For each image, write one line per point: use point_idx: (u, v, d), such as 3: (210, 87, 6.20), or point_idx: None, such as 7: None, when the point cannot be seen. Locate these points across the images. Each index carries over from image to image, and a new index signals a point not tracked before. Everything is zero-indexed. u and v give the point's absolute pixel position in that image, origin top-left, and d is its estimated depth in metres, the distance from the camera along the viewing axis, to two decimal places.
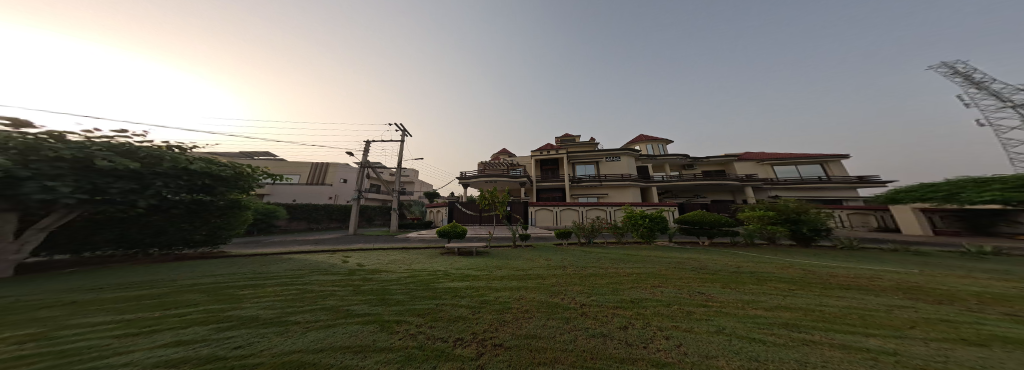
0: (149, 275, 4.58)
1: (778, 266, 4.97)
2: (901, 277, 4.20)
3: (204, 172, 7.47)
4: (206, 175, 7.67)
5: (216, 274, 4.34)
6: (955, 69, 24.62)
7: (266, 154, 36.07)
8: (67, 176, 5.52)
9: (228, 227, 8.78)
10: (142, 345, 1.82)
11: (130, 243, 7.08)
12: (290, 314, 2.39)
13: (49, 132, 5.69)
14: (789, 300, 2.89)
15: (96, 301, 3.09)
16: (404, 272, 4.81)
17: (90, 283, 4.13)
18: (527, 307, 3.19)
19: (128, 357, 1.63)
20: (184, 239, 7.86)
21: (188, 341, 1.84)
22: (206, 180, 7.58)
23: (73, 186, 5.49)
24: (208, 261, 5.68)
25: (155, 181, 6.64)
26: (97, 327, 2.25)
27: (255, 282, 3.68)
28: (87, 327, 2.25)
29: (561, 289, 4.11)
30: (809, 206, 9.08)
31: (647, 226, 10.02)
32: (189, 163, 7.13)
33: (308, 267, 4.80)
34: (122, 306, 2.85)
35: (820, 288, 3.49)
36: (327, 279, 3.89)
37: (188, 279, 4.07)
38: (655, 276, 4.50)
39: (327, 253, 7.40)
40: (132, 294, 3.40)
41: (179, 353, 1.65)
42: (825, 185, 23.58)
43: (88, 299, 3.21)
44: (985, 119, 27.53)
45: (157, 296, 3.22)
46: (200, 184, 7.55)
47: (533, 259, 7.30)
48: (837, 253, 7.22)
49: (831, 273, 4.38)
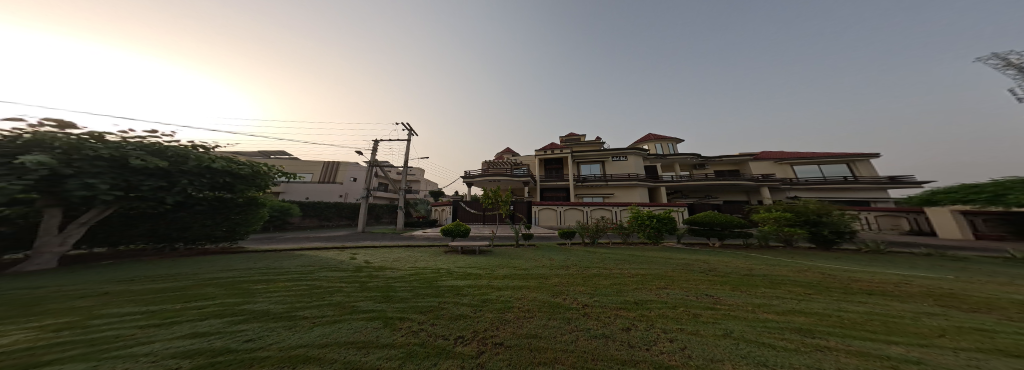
0: (174, 268, 4.85)
1: (793, 268, 4.75)
2: (932, 283, 3.89)
3: (225, 171, 7.82)
4: (226, 173, 8.00)
5: (232, 269, 4.55)
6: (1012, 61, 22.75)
7: (281, 153, 37.47)
8: (105, 174, 5.95)
9: (246, 224, 9.08)
10: (162, 336, 1.93)
11: (159, 238, 7.54)
12: (300, 309, 2.46)
13: (89, 133, 6.14)
14: (803, 305, 2.74)
15: (125, 293, 3.31)
16: (409, 270, 4.88)
17: (121, 275, 4.42)
18: (529, 306, 3.18)
19: (149, 347, 1.73)
20: (206, 235, 8.24)
21: (202, 334, 1.92)
22: (226, 178, 7.93)
23: (109, 183, 5.90)
24: (227, 256, 5.96)
25: (181, 179, 7.02)
26: (125, 317, 2.41)
27: (267, 277, 3.81)
28: (115, 317, 2.42)
29: (563, 289, 4.08)
30: (831, 208, 8.58)
31: (653, 226, 9.76)
32: (211, 162, 7.46)
33: (316, 263, 4.92)
34: (148, 298, 3.04)
35: (840, 292, 3.28)
36: (334, 276, 3.95)
37: (207, 273, 4.30)
38: (661, 278, 4.39)
39: (336, 250, 7.58)
40: (157, 286, 3.62)
41: (193, 345, 1.74)
42: (852, 186, 22.30)
43: (117, 291, 3.43)
44: None
45: (179, 289, 3.41)
46: (222, 182, 7.92)
47: (535, 258, 7.27)
48: (860, 257, 6.83)
49: (854, 278, 4.10)
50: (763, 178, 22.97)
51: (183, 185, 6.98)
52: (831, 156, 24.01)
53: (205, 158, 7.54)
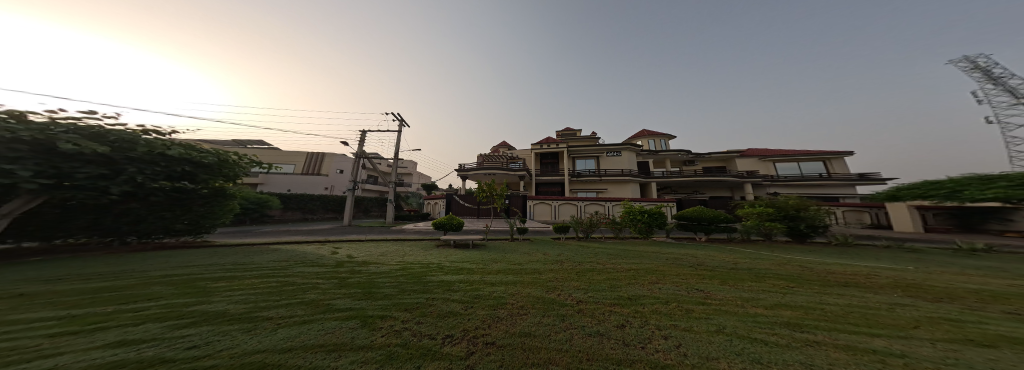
0: (127, 263, 4.36)
1: (776, 262, 4.89)
2: (904, 272, 4.07)
3: (183, 158, 7.04)
4: (186, 161, 7.24)
5: (193, 262, 4.12)
6: (973, 64, 25.28)
7: (259, 143, 35.37)
8: (27, 159, 5.23)
9: (212, 217, 8.41)
10: (78, 345, 1.41)
11: (105, 231, 6.81)
12: (267, 306, 2.16)
13: (9, 111, 5.36)
14: (789, 298, 2.66)
15: (48, 291, 2.87)
16: (396, 265, 4.64)
17: (54, 273, 3.87)
18: (522, 303, 3.08)
19: (54, 359, 1.30)
20: (164, 228, 7.56)
21: (130, 342, 1.47)
22: (185, 167, 7.15)
23: (33, 170, 5.20)
24: (188, 250, 5.44)
25: (128, 167, 6.24)
26: (38, 316, 2.05)
27: (231, 271, 3.39)
28: (25, 317, 2.05)
29: (557, 284, 4.01)
30: (810, 203, 8.98)
31: (645, 221, 9.97)
32: (165, 148, 6.69)
33: (293, 258, 4.57)
34: (79, 292, 2.65)
35: (819, 285, 3.18)
36: (311, 271, 3.61)
37: (160, 266, 3.85)
38: (652, 272, 4.40)
39: (315, 244, 7.17)
40: (96, 280, 3.21)
41: (116, 355, 1.36)
42: (824, 182, 23.69)
43: (40, 290, 2.98)
44: (992, 117, 27.45)
45: (121, 280, 3.01)
46: (180, 172, 7.16)
47: (529, 253, 7.20)
48: (833, 250, 7.25)
49: (829, 270, 4.09)
50: (746, 175, 23.95)
51: (131, 174, 6.24)
52: (808, 154, 25.31)
53: (159, 144, 6.72)
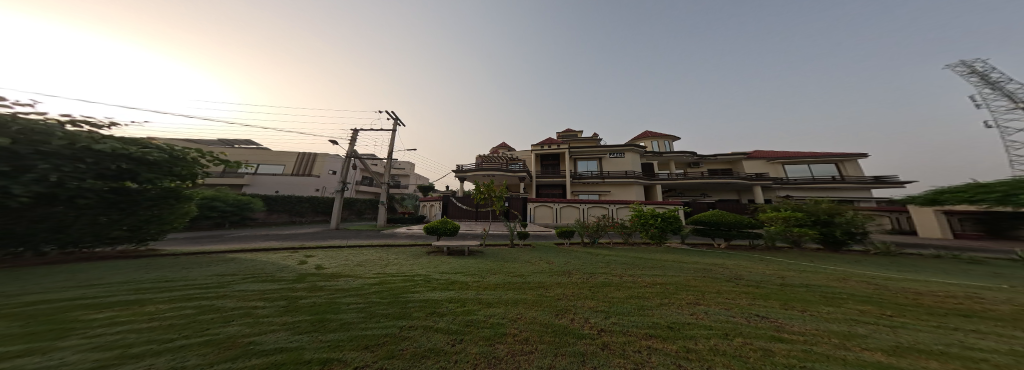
0: (30, 278, 3.54)
1: (831, 277, 4.05)
2: (1005, 292, 3.23)
3: (118, 154, 6.26)
4: (122, 158, 6.44)
5: (110, 280, 3.33)
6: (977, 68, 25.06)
7: (252, 144, 34.66)
8: None
9: (160, 221, 7.62)
10: None
11: (18, 240, 5.69)
12: (141, 354, 1.41)
13: None
14: (910, 336, 1.86)
15: None
16: (372, 279, 3.90)
17: None
18: (526, 334, 2.31)
19: None
20: (97, 234, 6.64)
21: None
22: (121, 164, 6.36)
23: None
24: (128, 261, 4.69)
25: (38, 163, 5.36)
26: None
27: (147, 293, 2.62)
28: None
29: (568, 304, 3.22)
30: (843, 207, 8.17)
31: (658, 226, 9.11)
32: (91, 142, 5.91)
33: (245, 272, 3.82)
34: None
35: (924, 313, 2.36)
36: (258, 290, 2.86)
37: (62, 285, 3.06)
38: (684, 288, 3.64)
39: (286, 253, 6.37)
40: None
41: None
42: (839, 186, 22.74)
43: None
44: (996, 121, 27.19)
45: None
46: (115, 170, 6.35)
47: (531, 261, 6.41)
48: (880, 260, 6.38)
49: (911, 290, 3.26)
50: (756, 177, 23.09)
51: (42, 171, 5.36)
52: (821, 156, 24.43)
53: (84, 137, 5.91)
